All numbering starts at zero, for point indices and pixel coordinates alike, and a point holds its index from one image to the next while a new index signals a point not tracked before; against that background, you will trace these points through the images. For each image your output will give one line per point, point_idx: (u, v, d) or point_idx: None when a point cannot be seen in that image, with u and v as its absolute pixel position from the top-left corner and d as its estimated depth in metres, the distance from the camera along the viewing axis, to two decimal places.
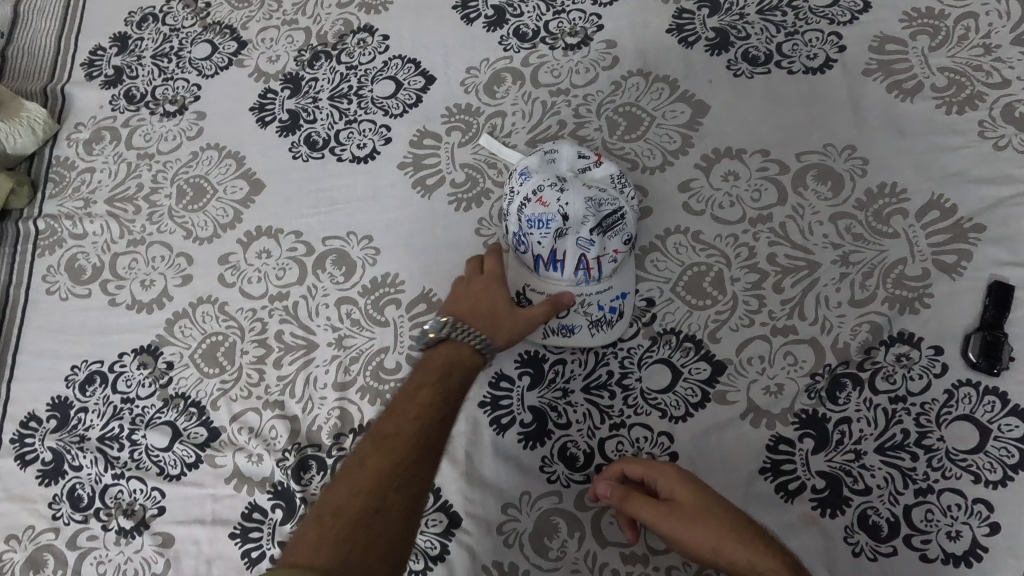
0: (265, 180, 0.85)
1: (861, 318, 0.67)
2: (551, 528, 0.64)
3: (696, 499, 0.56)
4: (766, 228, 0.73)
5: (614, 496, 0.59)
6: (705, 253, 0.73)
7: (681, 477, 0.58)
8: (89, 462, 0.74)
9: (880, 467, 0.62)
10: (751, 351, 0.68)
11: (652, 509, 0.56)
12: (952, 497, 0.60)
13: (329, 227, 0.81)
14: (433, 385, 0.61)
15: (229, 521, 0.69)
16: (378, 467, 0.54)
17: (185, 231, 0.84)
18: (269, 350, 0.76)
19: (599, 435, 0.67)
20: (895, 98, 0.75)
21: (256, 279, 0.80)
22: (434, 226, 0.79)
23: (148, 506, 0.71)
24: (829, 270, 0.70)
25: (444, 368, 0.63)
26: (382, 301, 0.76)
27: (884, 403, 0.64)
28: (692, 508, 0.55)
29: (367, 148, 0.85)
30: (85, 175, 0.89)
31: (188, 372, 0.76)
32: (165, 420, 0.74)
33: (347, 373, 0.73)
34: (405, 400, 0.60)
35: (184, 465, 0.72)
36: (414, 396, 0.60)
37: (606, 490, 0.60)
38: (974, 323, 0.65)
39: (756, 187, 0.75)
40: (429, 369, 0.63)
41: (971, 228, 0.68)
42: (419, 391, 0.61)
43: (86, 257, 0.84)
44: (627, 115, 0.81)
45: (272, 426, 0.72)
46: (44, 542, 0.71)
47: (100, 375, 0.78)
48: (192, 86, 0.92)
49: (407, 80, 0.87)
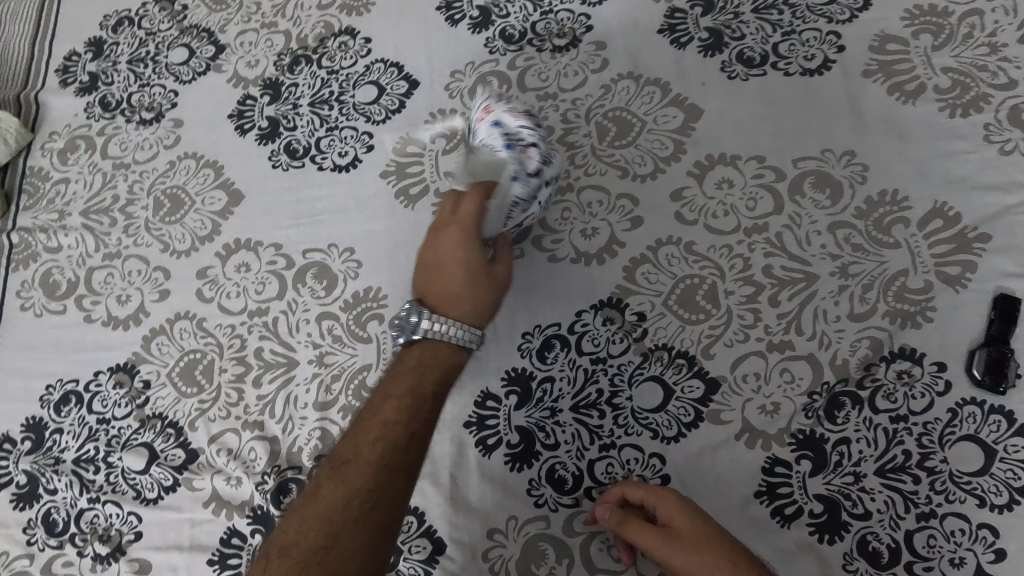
0: (244, 190, 0.82)
1: (861, 333, 0.64)
2: (538, 555, 0.62)
3: (693, 525, 0.54)
4: (762, 238, 0.70)
5: (612, 521, 0.57)
6: (698, 265, 0.70)
7: (680, 501, 0.56)
8: (65, 486, 0.71)
9: (880, 490, 0.59)
10: (745, 368, 0.65)
11: (649, 536, 0.55)
12: (956, 522, 0.57)
13: (310, 239, 0.79)
14: (399, 400, 0.61)
15: (207, 547, 0.67)
16: (334, 495, 0.56)
17: (162, 244, 0.81)
18: (248, 368, 0.74)
19: (588, 456, 0.65)
20: (897, 100, 0.72)
21: (235, 294, 0.77)
22: (418, 237, 0.77)
23: (124, 532, 0.69)
24: (827, 282, 0.67)
25: (413, 384, 0.62)
26: (364, 317, 0.74)
27: (885, 423, 0.61)
28: (689, 535, 0.54)
29: (349, 156, 0.82)
30: (59, 186, 0.86)
31: (165, 391, 0.74)
32: (141, 441, 0.72)
33: (329, 392, 0.71)
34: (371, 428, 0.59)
35: (161, 488, 0.70)
36: (376, 417, 0.60)
37: (605, 515, 0.58)
38: (979, 338, 0.62)
39: (751, 195, 0.72)
40: (397, 385, 0.62)
41: (976, 238, 0.65)
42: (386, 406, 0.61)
43: (61, 272, 0.82)
44: (618, 120, 0.77)
45: (251, 447, 0.70)
46: (19, 569, 0.69)
47: (75, 394, 0.75)
48: (169, 92, 0.90)
49: (390, 85, 0.84)
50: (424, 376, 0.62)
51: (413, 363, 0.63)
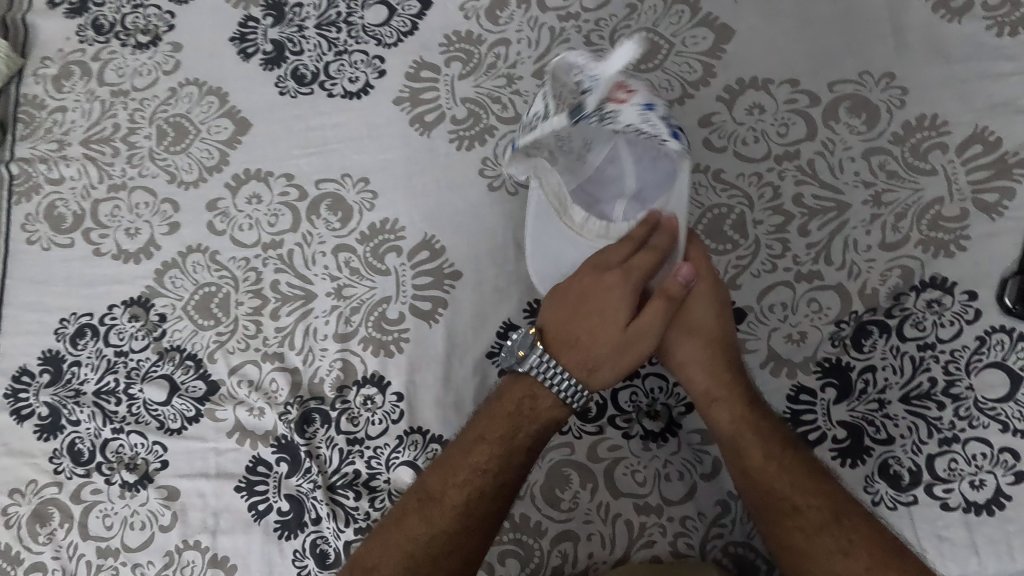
0: (251, 119, 0.79)
1: (891, 263, 0.63)
2: (562, 480, 0.63)
3: (705, 358, 0.59)
4: (793, 165, 0.67)
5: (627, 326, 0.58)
6: (726, 194, 0.68)
7: (706, 330, 0.59)
8: (87, 417, 0.72)
9: (904, 416, 0.60)
10: (772, 298, 0.64)
11: (651, 348, 0.58)
12: (978, 447, 0.58)
13: (322, 169, 0.76)
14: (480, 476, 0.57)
15: (235, 475, 0.68)
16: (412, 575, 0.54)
17: (168, 175, 0.78)
18: (265, 302, 0.73)
19: (612, 385, 0.65)
20: (941, 19, 0.68)
21: (248, 226, 0.75)
22: (435, 167, 0.74)
23: (151, 460, 0.69)
24: (859, 211, 0.65)
25: (484, 440, 0.58)
26: (382, 249, 0.72)
27: (912, 351, 0.61)
28: (691, 358, 0.59)
29: (360, 82, 0.78)
30: (56, 116, 0.83)
31: (182, 324, 0.73)
32: (161, 373, 0.72)
33: (349, 324, 0.70)
34: (459, 464, 0.57)
35: (184, 419, 0.70)
36: (446, 487, 0.57)
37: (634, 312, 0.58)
38: (1012, 266, 0.61)
39: (783, 121, 0.69)
40: (470, 452, 0.58)
41: (1016, 164, 0.63)
42: (462, 463, 0.57)
43: (66, 204, 0.79)
44: (644, 42, 0.73)
45: (272, 379, 0.70)
46: (49, 496, 0.70)
47: (91, 328, 0.75)
48: (165, 13, 0.84)
49: (401, 6, 0.79)
50: (515, 430, 0.58)
51: (497, 429, 0.58)
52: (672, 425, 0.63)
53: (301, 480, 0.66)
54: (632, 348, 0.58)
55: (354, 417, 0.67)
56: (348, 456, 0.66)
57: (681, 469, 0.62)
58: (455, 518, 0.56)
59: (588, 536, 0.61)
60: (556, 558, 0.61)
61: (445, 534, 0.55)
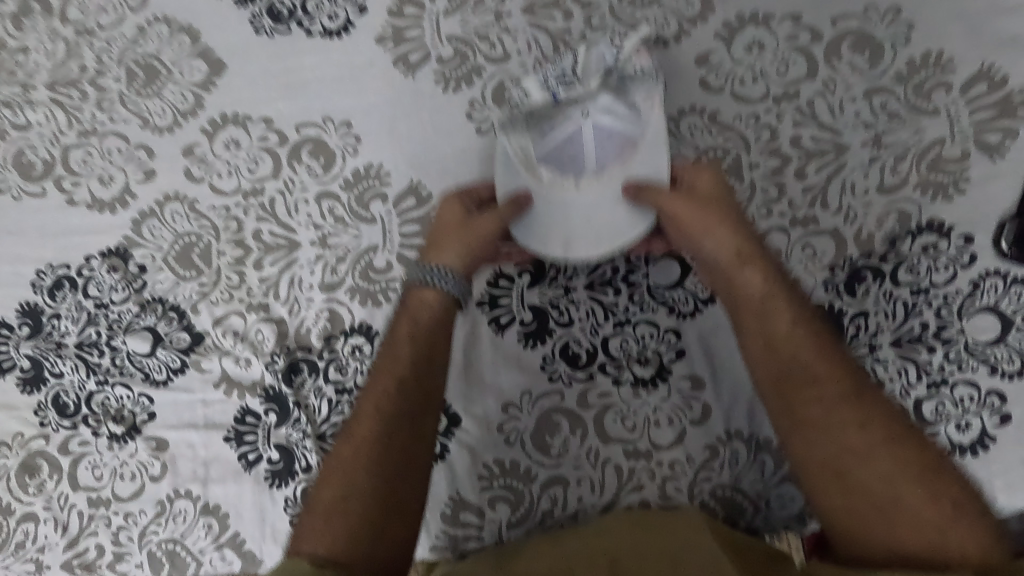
0: (226, 59, 0.74)
1: (889, 206, 0.62)
2: (552, 426, 0.63)
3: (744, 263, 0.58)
4: (792, 106, 0.65)
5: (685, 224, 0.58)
6: (722, 137, 0.66)
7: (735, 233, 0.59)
8: (71, 369, 0.70)
9: (894, 360, 0.60)
10: (766, 244, 0.63)
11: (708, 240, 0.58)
12: (966, 390, 0.58)
13: (302, 113, 0.72)
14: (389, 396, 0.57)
15: (223, 425, 0.67)
16: (347, 504, 0.54)
17: (141, 119, 0.75)
18: (248, 251, 0.70)
19: (602, 333, 0.64)
20: None
21: (227, 173, 0.72)
22: (421, 109, 0.71)
23: (138, 412, 0.69)
24: (858, 153, 0.63)
25: (389, 371, 0.59)
26: (367, 196, 0.70)
27: (905, 296, 0.60)
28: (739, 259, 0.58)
29: (340, 20, 0.73)
30: (17, 56, 0.78)
31: (162, 275, 0.71)
32: (144, 325, 0.70)
33: (334, 273, 0.69)
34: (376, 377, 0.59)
35: (170, 370, 0.69)
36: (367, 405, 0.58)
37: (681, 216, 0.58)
38: (1011, 209, 0.60)
39: (784, 58, 0.66)
40: (382, 369, 0.59)
41: (1021, 103, 0.61)
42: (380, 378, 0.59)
43: (34, 151, 0.76)
44: None
45: (258, 329, 0.69)
46: (36, 449, 0.70)
47: (68, 280, 0.72)
48: None
49: None
50: (415, 337, 0.60)
51: (402, 335, 0.60)
52: (663, 372, 0.62)
53: (291, 429, 0.66)
54: (475, 243, 0.61)
55: (342, 367, 0.67)
56: (337, 406, 0.66)
57: (671, 415, 0.62)
58: (376, 443, 0.56)
59: (577, 481, 0.62)
60: (545, 503, 0.62)
61: (374, 463, 0.55)
